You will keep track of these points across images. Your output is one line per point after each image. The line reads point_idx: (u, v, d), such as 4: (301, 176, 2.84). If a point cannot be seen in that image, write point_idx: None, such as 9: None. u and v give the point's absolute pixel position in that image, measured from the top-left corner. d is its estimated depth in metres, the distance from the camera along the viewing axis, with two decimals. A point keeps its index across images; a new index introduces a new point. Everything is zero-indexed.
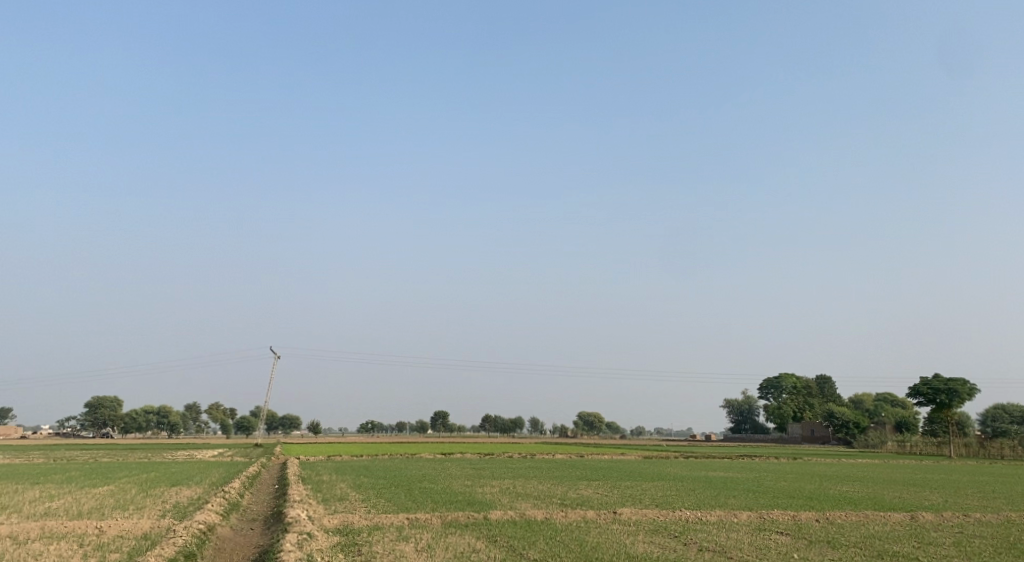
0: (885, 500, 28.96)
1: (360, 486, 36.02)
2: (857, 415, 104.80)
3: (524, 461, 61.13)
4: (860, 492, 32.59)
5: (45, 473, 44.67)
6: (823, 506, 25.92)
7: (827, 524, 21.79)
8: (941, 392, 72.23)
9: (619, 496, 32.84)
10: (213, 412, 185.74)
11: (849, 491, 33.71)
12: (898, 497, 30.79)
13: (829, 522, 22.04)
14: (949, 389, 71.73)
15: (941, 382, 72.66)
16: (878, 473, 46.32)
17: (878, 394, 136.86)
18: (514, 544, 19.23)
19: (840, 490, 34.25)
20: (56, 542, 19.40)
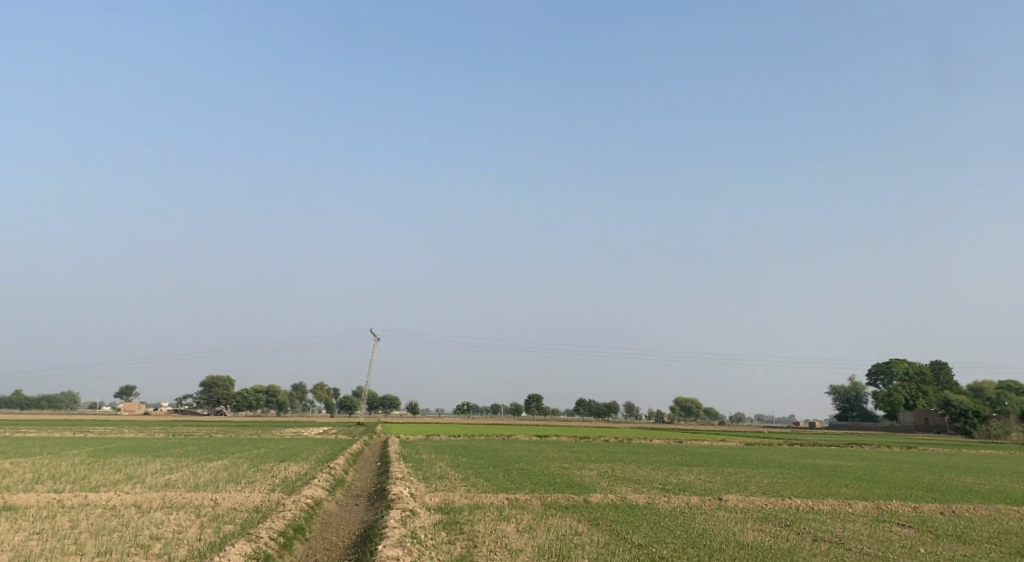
0: (1014, 494, 27.07)
1: (460, 466, 36.37)
2: (977, 404, 99.02)
3: (622, 445, 60.55)
4: (986, 485, 30.62)
5: (166, 447, 47.18)
6: (946, 498, 24.40)
7: (953, 517, 20.45)
8: None
9: (722, 482, 31.97)
10: (318, 392, 192.46)
11: (974, 483, 31.72)
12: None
13: (956, 516, 20.68)
14: None
15: None
16: (1004, 465, 43.51)
17: (1000, 382, 128.95)
18: (617, 528, 18.79)
19: (962, 482, 32.29)
20: (176, 512, 20.21)
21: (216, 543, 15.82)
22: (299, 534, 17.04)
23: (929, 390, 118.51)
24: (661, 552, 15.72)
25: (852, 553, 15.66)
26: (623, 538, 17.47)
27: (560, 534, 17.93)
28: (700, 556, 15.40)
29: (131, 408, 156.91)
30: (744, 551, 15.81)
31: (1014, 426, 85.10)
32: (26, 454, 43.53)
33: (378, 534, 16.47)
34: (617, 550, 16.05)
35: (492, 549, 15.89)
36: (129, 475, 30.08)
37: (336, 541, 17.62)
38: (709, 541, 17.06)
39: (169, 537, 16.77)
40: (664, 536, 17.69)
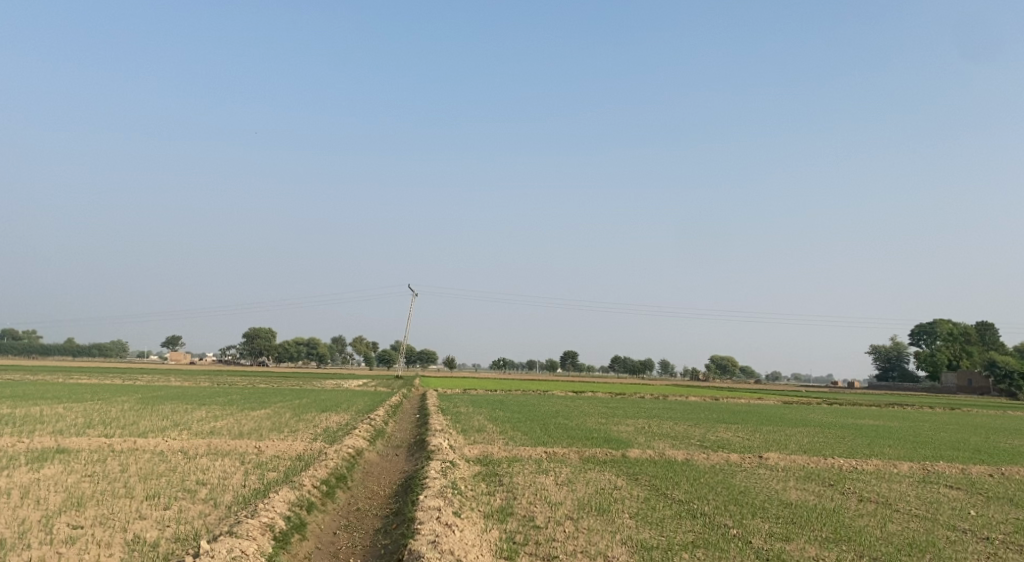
0: None
1: (498, 419, 36.62)
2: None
3: (660, 402, 60.52)
4: None
5: (211, 395, 48.32)
6: (994, 461, 23.91)
7: (1003, 480, 19.97)
8: None
9: (762, 440, 31.75)
10: (357, 345, 195.28)
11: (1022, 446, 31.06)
12: None
13: (1006, 478, 20.22)
14: None
15: None
16: None
17: None
18: (657, 483, 18.68)
19: (1010, 444, 31.64)
20: (221, 459, 20.59)
21: (260, 489, 16.02)
22: (341, 482, 17.19)
23: (973, 351, 116.15)
24: (702, 509, 15.56)
25: (900, 514, 15.34)
26: (664, 494, 17.36)
27: (600, 488, 17.87)
28: (742, 513, 15.21)
29: (177, 358, 160.90)
30: (787, 510, 15.59)
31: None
32: (78, 400, 44.88)
33: (419, 484, 16.52)
34: (658, 505, 15.91)
35: (532, 502, 15.85)
36: (176, 421, 30.81)
37: (377, 489, 17.76)
38: (752, 499, 16.85)
39: (215, 483, 17.04)
40: (706, 493, 17.51)
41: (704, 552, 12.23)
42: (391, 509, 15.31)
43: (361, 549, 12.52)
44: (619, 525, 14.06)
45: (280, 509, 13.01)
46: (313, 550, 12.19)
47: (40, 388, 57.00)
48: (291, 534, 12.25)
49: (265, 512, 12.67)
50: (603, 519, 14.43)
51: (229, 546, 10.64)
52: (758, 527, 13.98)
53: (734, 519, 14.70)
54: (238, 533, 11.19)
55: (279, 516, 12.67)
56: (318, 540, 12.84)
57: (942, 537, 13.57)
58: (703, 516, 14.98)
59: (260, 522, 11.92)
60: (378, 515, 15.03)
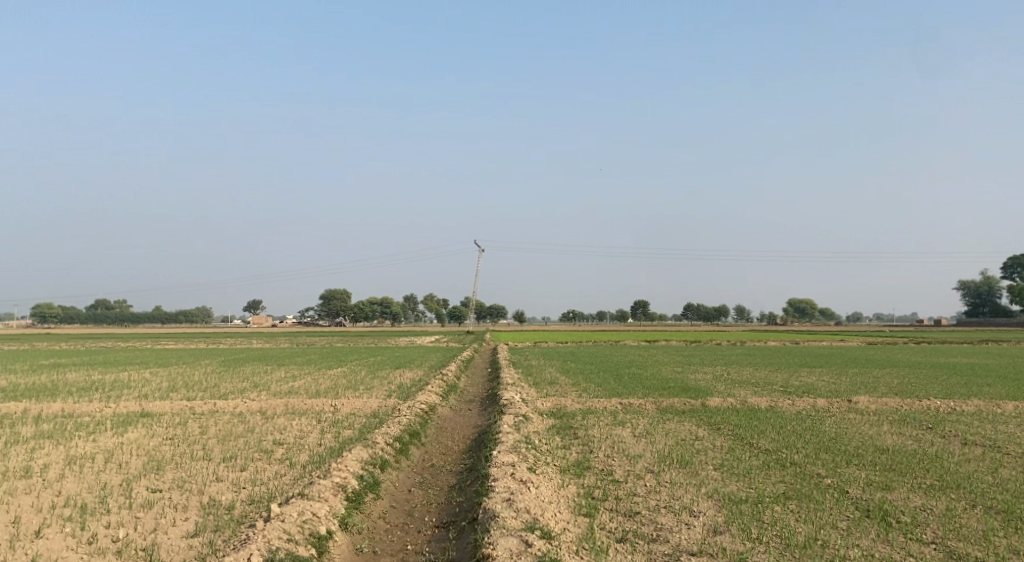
0: None
1: (570, 371, 36.13)
2: None
3: (737, 348, 59.09)
4: None
5: (289, 356, 49.20)
6: None
7: None
8: None
9: (849, 384, 30.41)
10: (430, 302, 197.40)
11: None
12: None
13: None
14: None
15: None
16: None
17: None
18: (741, 433, 17.87)
19: None
20: (297, 418, 20.63)
21: (335, 448, 15.88)
22: (415, 439, 16.96)
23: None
24: (792, 458, 14.73)
25: (1012, 458, 14.22)
26: (748, 443, 16.56)
27: (680, 439, 17.18)
28: (835, 461, 14.34)
29: (257, 321, 165.65)
30: (885, 456, 14.64)
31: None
32: (164, 364, 46.28)
33: (493, 439, 16.11)
34: (744, 455, 15.16)
35: (610, 455, 15.28)
36: (255, 383, 31.26)
37: (452, 445, 17.48)
38: (844, 446, 15.92)
39: (292, 443, 16.98)
40: (794, 441, 16.62)
41: (797, 503, 11.44)
42: (465, 465, 14.98)
43: (437, 507, 12.18)
44: (703, 477, 13.36)
45: (352, 468, 12.74)
46: (387, 509, 11.90)
47: (130, 355, 59.16)
48: (364, 494, 11.96)
49: (337, 472, 12.42)
50: (686, 472, 13.76)
51: (300, 509, 10.37)
52: (854, 476, 13.11)
53: (826, 468, 13.86)
54: (309, 495, 10.90)
55: (352, 475, 12.39)
56: (393, 498, 12.55)
57: None
58: (793, 465, 14.18)
59: (332, 483, 11.64)
60: (453, 472, 14.71)
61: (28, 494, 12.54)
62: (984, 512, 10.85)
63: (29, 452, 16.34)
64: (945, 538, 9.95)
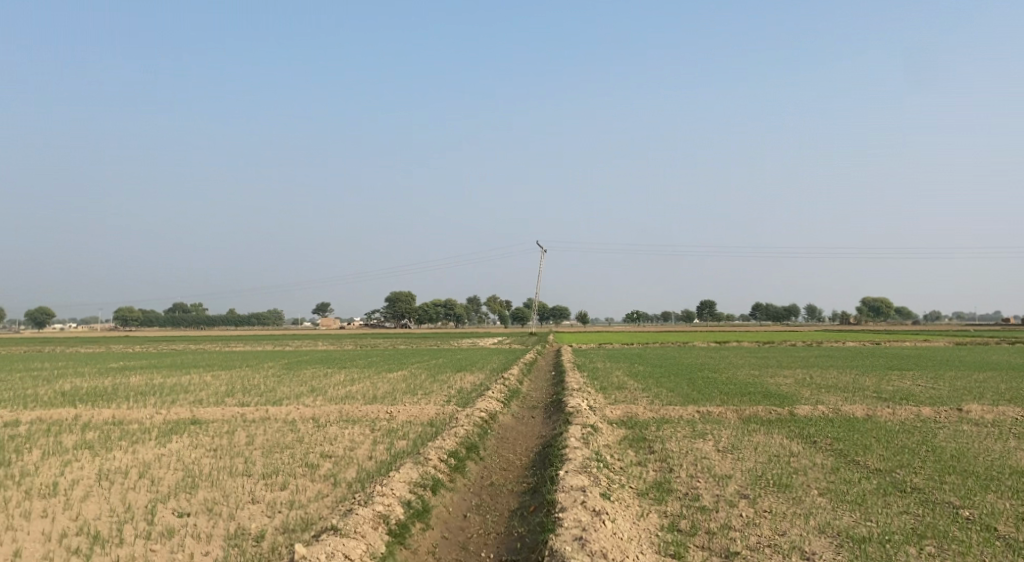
0: None
1: (640, 375, 34.04)
2: None
3: (814, 349, 56.12)
4: None
5: (349, 358, 48.18)
6: None
7: None
8: None
9: (949, 389, 27.71)
10: (492, 304, 196.62)
11: None
12: None
13: None
14: None
15: None
16: None
17: None
18: (842, 448, 15.69)
19: None
20: (350, 426, 18.43)
21: (387, 461, 13.82)
22: (472, 453, 15.19)
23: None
24: (913, 483, 12.54)
25: None
26: (853, 461, 14.41)
27: (771, 455, 15.08)
28: (969, 487, 12.16)
29: (323, 323, 167.26)
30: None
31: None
32: (225, 367, 45.60)
33: (559, 455, 14.25)
34: (853, 477, 13.03)
35: (694, 476, 13.30)
36: (312, 387, 30.02)
37: (513, 460, 15.72)
38: (971, 467, 13.70)
39: (342, 455, 14.75)
40: (908, 459, 14.40)
41: (937, 546, 9.39)
42: (528, 486, 13.17)
43: (495, 539, 10.42)
44: (809, 505, 11.33)
45: (399, 493, 11.02)
46: (438, 542, 10.19)
47: (195, 356, 59.17)
48: (410, 525, 10.28)
49: (380, 497, 10.70)
50: (788, 498, 11.74)
51: (331, 553, 8.70)
52: (1000, 510, 10.96)
53: (958, 496, 11.71)
54: (343, 530, 9.27)
55: (397, 502, 10.68)
56: (445, 528, 10.82)
57: None
58: (916, 491, 12.02)
59: (372, 512, 9.99)
60: (515, 493, 12.94)
61: (42, 518, 11.19)
62: None
63: (61, 467, 15.08)
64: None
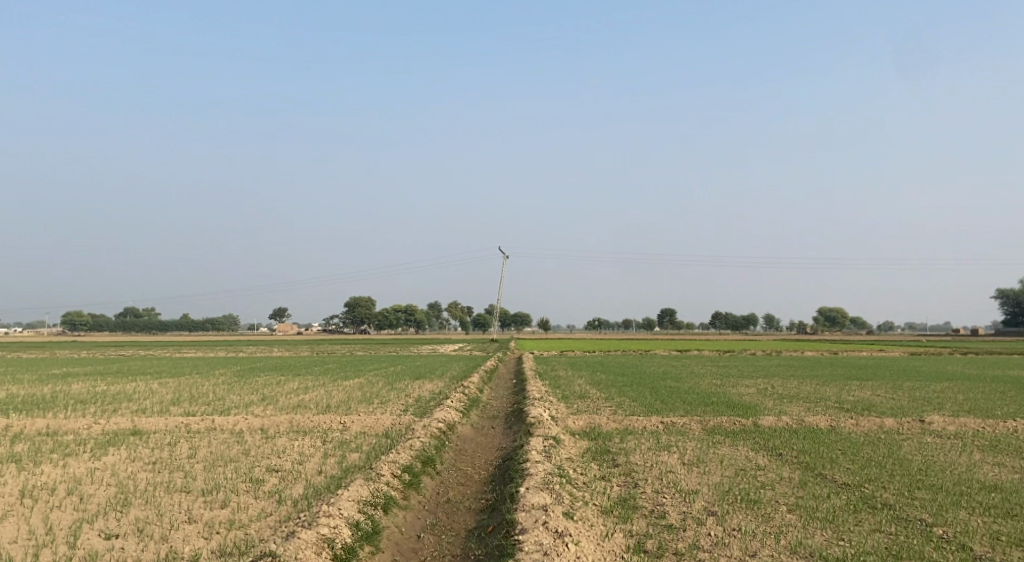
0: None
1: (602, 383, 33.55)
2: None
3: (773, 358, 56.35)
4: None
5: (304, 365, 46.97)
6: None
7: None
8: None
9: (908, 399, 27.71)
10: (454, 311, 195.22)
11: None
12: None
13: None
14: None
15: None
16: None
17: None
18: (808, 461, 15.31)
19: None
20: (301, 438, 17.58)
21: (337, 477, 13.03)
22: (428, 468, 14.46)
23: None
24: (884, 498, 12.15)
25: None
26: (821, 475, 14.03)
27: (738, 469, 14.62)
28: (941, 504, 11.81)
29: (281, 328, 164.53)
30: (998, 499, 12.11)
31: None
32: (175, 374, 44.06)
33: (519, 471, 13.61)
34: (823, 492, 12.59)
35: (659, 491, 12.76)
36: (264, 395, 28.93)
37: (471, 474, 15.05)
38: (940, 482, 13.36)
39: (289, 470, 13.92)
40: (876, 473, 14.06)
41: None
42: (486, 503, 12.51)
43: None
44: (779, 523, 10.85)
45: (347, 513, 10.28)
46: None
47: (145, 362, 57.28)
48: (359, 550, 9.56)
49: (326, 519, 9.94)
50: (757, 515, 11.26)
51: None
52: (974, 528, 10.62)
53: (929, 512, 11.35)
54: None
55: (345, 523, 9.94)
56: (396, 550, 10.12)
57: None
58: (888, 508, 11.62)
59: (317, 536, 9.25)
60: (472, 511, 12.27)
61: None
62: None
63: None
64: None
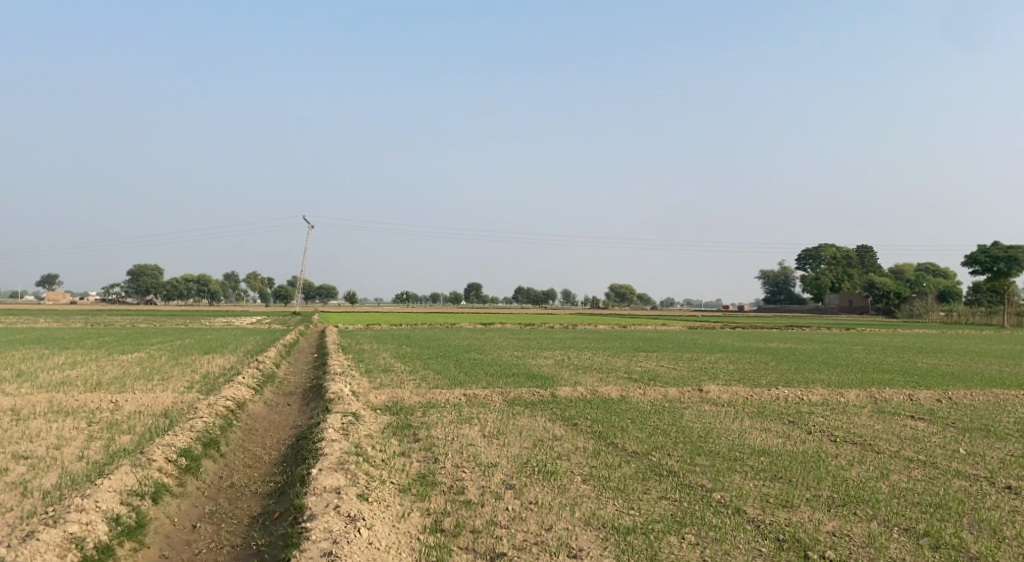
0: (990, 376, 26.04)
1: (405, 356, 33.15)
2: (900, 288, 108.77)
3: (568, 332, 58.50)
4: (953, 365, 29.66)
5: (75, 338, 42.38)
6: (927, 385, 23.49)
7: (950, 404, 20.08)
8: (1000, 261, 73.79)
9: (689, 370, 29.68)
10: (252, 282, 186.13)
11: (938, 363, 30.79)
12: (998, 371, 27.70)
13: (951, 403, 20.29)
14: (1009, 258, 73.10)
15: (1001, 252, 74.37)
16: (950, 344, 43.95)
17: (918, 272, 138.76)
18: (601, 430, 15.75)
19: (925, 362, 31.62)
20: (62, 420, 15.63)
21: (100, 464, 11.61)
22: (211, 450, 13.32)
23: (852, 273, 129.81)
24: (668, 465, 12.70)
25: (894, 460, 13.37)
26: (612, 443, 14.50)
27: (535, 439, 14.74)
28: (718, 469, 12.49)
29: (53, 297, 148.79)
30: (767, 462, 13.02)
31: (934, 307, 92.39)
32: None
33: (313, 450, 12.90)
34: (614, 462, 12.92)
35: (459, 465, 12.55)
36: (21, 371, 25.67)
37: (261, 455, 14.13)
38: (717, 448, 14.18)
39: (42, 457, 12.23)
40: (662, 441, 14.74)
41: (696, 533, 9.65)
42: (274, 487, 11.69)
43: None
44: (574, 495, 10.96)
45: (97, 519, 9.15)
46: None
47: None
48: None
49: (71, 524, 8.90)
50: (553, 486, 11.35)
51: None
52: (747, 492, 11.29)
53: (709, 478, 11.94)
54: None
55: (90, 535, 8.88)
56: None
57: (964, 492, 11.53)
58: (672, 474, 12.12)
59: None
60: (259, 495, 11.46)
61: None
62: (893, 547, 9.45)
63: None
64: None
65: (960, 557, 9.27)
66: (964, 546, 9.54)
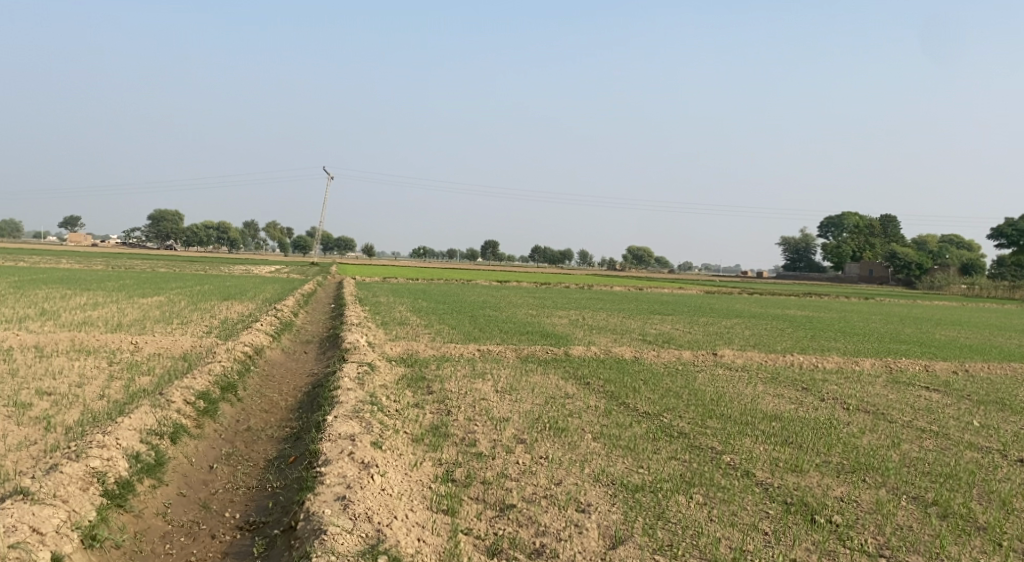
0: (1007, 350, 25.93)
1: (421, 310, 33.40)
2: (922, 258, 107.88)
3: (584, 292, 58.39)
4: (970, 338, 29.56)
5: (97, 280, 42.87)
6: (944, 357, 23.42)
7: (965, 376, 20.03)
8: None
9: (704, 334, 29.73)
10: (271, 231, 186.78)
11: (956, 335, 30.66)
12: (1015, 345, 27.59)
13: (967, 374, 20.26)
14: None
15: None
16: (969, 317, 43.77)
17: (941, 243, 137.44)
18: (613, 390, 15.82)
19: (942, 333, 31.51)
20: (83, 358, 15.91)
21: (120, 403, 11.82)
22: (229, 394, 13.54)
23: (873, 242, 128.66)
24: (680, 427, 12.76)
25: (906, 430, 13.35)
26: (623, 403, 14.57)
27: (547, 397, 14.82)
28: (730, 432, 12.52)
29: (74, 239, 149.86)
30: (778, 427, 13.05)
31: (956, 280, 91.56)
32: None
33: (329, 398, 13.07)
34: (625, 421, 13.00)
35: (471, 418, 12.66)
36: (45, 310, 26.08)
37: (277, 401, 14.33)
38: (730, 412, 14.21)
39: (64, 394, 12.48)
40: (673, 402, 14.81)
41: (704, 493, 9.75)
42: (290, 432, 11.87)
43: (241, 505, 9.31)
44: (584, 451, 11.08)
45: (116, 458, 9.35)
46: (160, 521, 8.90)
47: None
48: (114, 507, 8.77)
49: (91, 459, 9.13)
50: (563, 443, 11.45)
51: (12, 528, 7.69)
52: (756, 455, 11.37)
53: (719, 441, 12.01)
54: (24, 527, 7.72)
55: (110, 471, 9.12)
56: (174, 500, 9.35)
57: (975, 464, 11.54)
58: (683, 436, 12.18)
59: (68, 504, 8.33)
60: (274, 439, 11.65)
61: None
62: (899, 515, 9.49)
63: None
64: (891, 547, 8.72)
65: (968, 527, 9.33)
66: (972, 517, 9.58)
